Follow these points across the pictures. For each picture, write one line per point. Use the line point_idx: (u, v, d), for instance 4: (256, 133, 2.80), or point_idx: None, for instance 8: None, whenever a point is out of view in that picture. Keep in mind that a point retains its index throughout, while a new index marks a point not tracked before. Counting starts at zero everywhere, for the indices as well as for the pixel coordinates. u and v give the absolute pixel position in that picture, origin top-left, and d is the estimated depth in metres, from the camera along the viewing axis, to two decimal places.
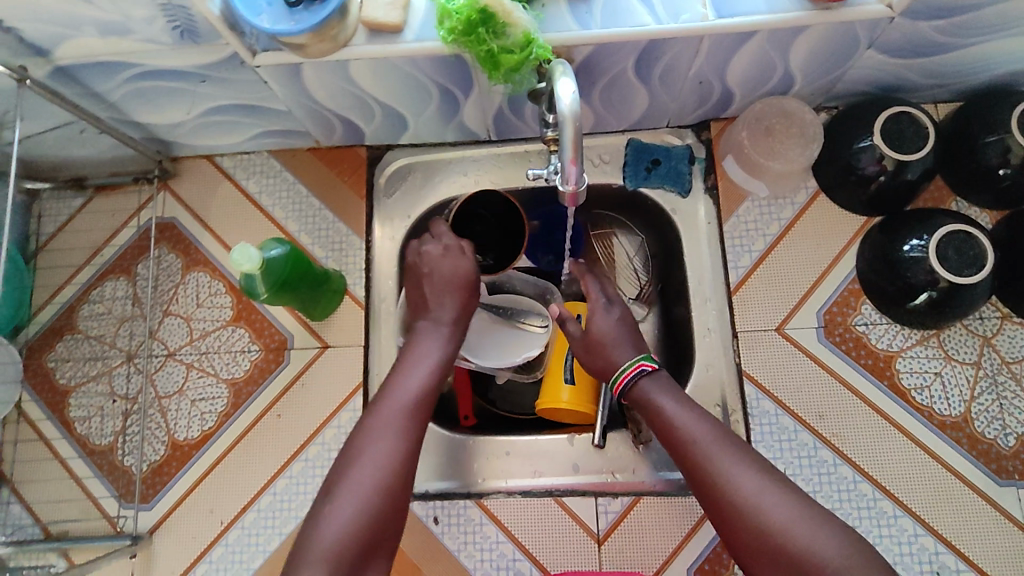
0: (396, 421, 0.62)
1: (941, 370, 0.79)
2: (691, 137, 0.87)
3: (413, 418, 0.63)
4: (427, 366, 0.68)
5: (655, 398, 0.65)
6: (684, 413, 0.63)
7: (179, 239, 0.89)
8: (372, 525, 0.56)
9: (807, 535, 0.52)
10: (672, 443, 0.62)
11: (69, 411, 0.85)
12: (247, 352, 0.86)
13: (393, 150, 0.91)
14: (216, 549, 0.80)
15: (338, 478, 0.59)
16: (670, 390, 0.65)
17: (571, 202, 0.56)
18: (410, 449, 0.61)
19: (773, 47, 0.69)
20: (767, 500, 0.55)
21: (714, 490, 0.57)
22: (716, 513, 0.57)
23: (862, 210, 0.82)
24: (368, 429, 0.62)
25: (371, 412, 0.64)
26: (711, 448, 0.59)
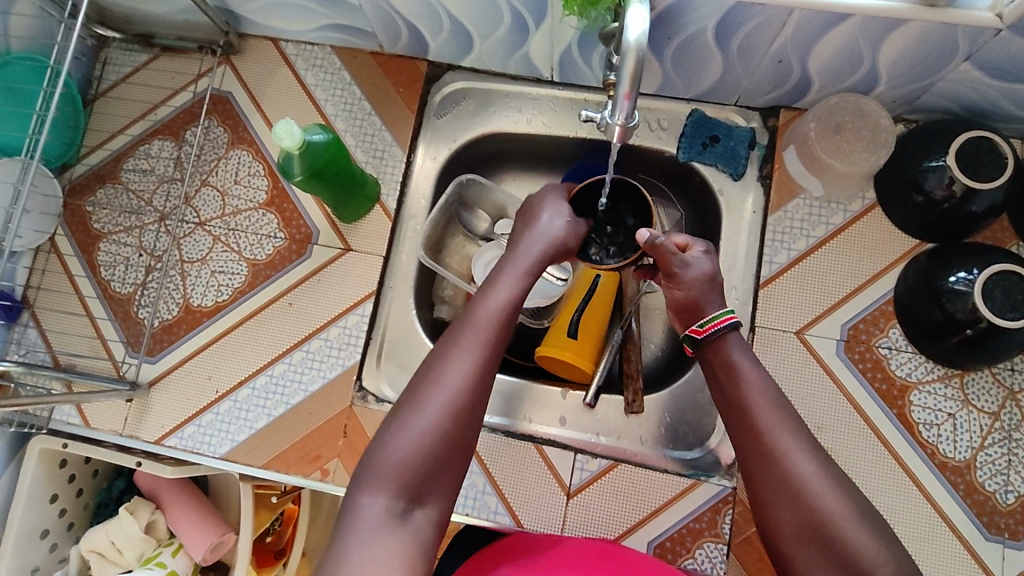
0: (479, 340, 0.57)
1: (956, 412, 0.75)
2: (756, 121, 0.84)
3: (496, 337, 0.58)
4: (512, 287, 0.62)
5: (734, 356, 0.63)
6: (754, 373, 0.61)
7: (229, 114, 0.90)
8: (440, 451, 0.53)
9: (854, 529, 0.52)
10: (734, 405, 0.60)
11: (97, 254, 0.88)
12: (272, 237, 0.87)
13: (454, 71, 0.90)
14: (206, 415, 0.84)
15: (410, 401, 0.55)
16: (746, 352, 0.63)
17: (619, 138, 0.56)
18: (489, 371, 0.56)
19: (864, 37, 0.66)
20: (823, 485, 0.54)
21: (769, 458, 0.56)
22: (767, 482, 0.56)
23: (915, 232, 0.78)
24: (448, 343, 0.57)
25: (453, 328, 0.59)
26: (776, 420, 0.58)
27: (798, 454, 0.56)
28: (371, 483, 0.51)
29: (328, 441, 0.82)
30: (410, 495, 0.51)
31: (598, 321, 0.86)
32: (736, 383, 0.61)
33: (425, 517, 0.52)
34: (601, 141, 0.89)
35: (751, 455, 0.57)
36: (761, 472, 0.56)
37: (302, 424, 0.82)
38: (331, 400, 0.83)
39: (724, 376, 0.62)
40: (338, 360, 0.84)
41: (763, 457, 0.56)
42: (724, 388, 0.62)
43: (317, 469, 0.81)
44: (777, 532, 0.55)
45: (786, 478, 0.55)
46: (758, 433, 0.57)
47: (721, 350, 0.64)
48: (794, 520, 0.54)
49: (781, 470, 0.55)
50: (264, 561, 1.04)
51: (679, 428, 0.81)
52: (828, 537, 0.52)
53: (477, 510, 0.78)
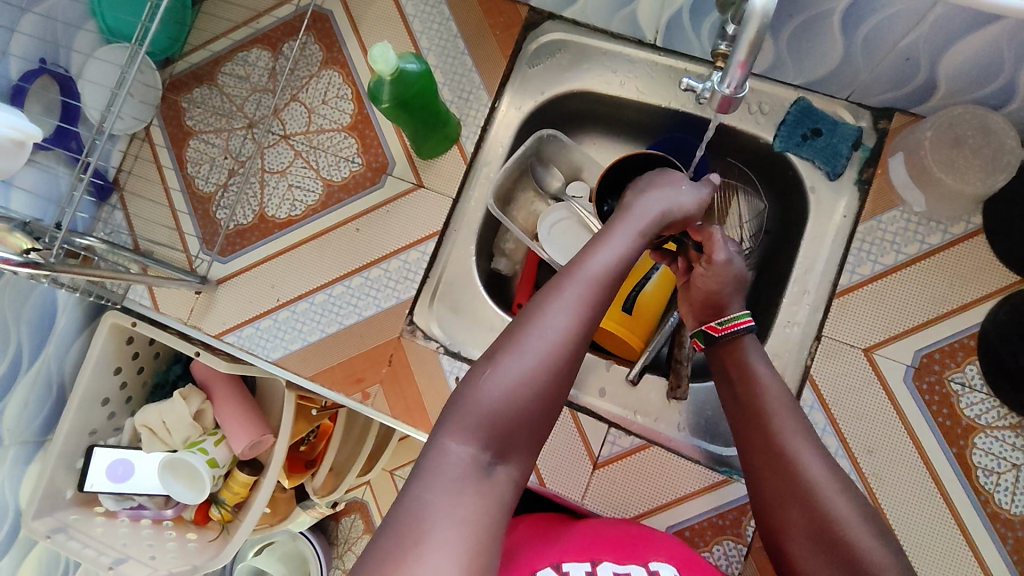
0: (583, 295, 0.55)
1: (1021, 464, 0.71)
2: (866, 120, 0.78)
3: (601, 298, 0.56)
4: (620, 248, 0.60)
5: (751, 359, 0.63)
6: (769, 378, 0.61)
7: (327, 33, 0.91)
8: (531, 407, 0.52)
9: (863, 532, 0.51)
10: (745, 403, 0.61)
11: (186, 150, 0.92)
12: (350, 161, 0.88)
13: (553, 21, 0.87)
14: (265, 320, 0.87)
15: (506, 346, 0.53)
16: (763, 355, 0.64)
17: (722, 105, 0.54)
18: (587, 332, 0.55)
19: (1011, 44, 0.60)
20: (832, 488, 0.54)
21: (776, 458, 0.56)
22: (774, 482, 0.55)
23: (1020, 268, 0.72)
24: (549, 296, 0.55)
25: (558, 279, 0.57)
26: (788, 423, 0.58)
27: (807, 457, 0.55)
28: (456, 427, 0.50)
29: (373, 366, 0.84)
30: (502, 445, 0.50)
31: (658, 303, 0.85)
32: (750, 385, 0.61)
33: (509, 471, 0.50)
34: (701, 117, 0.84)
35: (759, 455, 0.57)
36: (766, 473, 0.56)
37: (352, 346, 0.85)
38: (380, 328, 0.85)
39: (738, 378, 0.63)
40: (394, 291, 0.85)
41: (772, 456, 0.56)
42: (737, 388, 0.62)
43: (358, 391, 0.84)
44: (784, 535, 0.54)
45: (793, 478, 0.54)
46: (769, 435, 0.57)
47: (734, 350, 0.65)
48: (800, 522, 0.53)
49: (789, 469, 0.55)
50: (296, 467, 1.13)
51: (719, 422, 0.79)
52: (835, 540, 0.51)
53: None
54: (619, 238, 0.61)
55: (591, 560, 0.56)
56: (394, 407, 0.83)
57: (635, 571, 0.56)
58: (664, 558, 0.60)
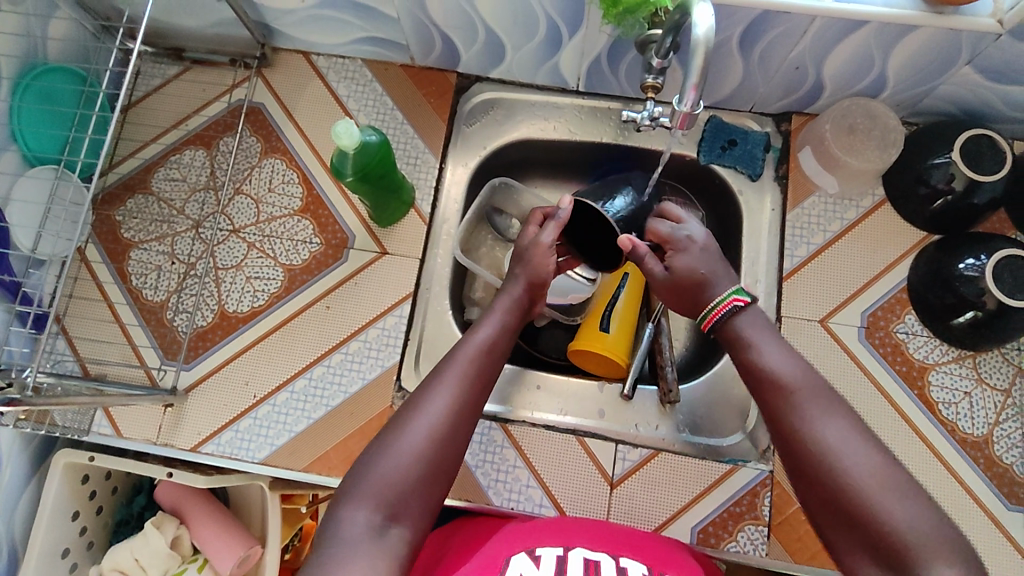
0: (466, 370, 0.60)
1: (971, 390, 0.80)
2: (770, 126, 0.90)
3: (483, 372, 0.61)
4: (497, 325, 0.66)
5: (747, 333, 0.60)
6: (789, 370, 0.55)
7: (262, 124, 0.92)
8: (420, 472, 0.54)
9: (890, 501, 0.47)
10: (751, 379, 0.57)
11: (127, 263, 0.88)
12: (308, 243, 0.88)
13: (482, 82, 0.94)
14: (244, 420, 0.83)
15: (395, 424, 0.56)
16: (764, 328, 0.60)
17: (682, 126, 0.57)
18: (471, 404, 0.58)
19: (878, 43, 0.73)
20: (851, 453, 0.50)
21: (811, 456, 0.51)
22: (794, 459, 0.52)
23: (923, 225, 0.84)
24: (436, 373, 0.60)
25: (445, 358, 0.61)
26: (796, 395, 0.53)
27: (820, 426, 0.51)
28: (352, 498, 0.52)
29: (370, 442, 0.82)
30: (388, 512, 0.52)
31: (631, 313, 0.88)
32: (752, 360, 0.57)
33: (400, 535, 0.52)
34: (654, 149, 0.92)
35: (777, 433, 0.54)
36: (804, 475, 0.51)
37: (344, 425, 0.83)
38: (371, 401, 0.83)
39: (738, 356, 0.59)
40: (377, 361, 0.85)
41: (785, 430, 0.53)
42: (754, 385, 0.57)
43: None
44: (811, 510, 0.51)
45: (809, 454, 0.51)
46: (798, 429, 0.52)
47: (736, 339, 0.60)
48: (821, 499, 0.50)
49: (805, 445, 0.51)
50: None
51: (714, 416, 0.84)
52: (856, 510, 0.48)
53: (522, 504, 0.79)
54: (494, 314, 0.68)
55: (564, 545, 0.56)
56: None
57: (601, 561, 0.54)
58: (635, 555, 0.57)
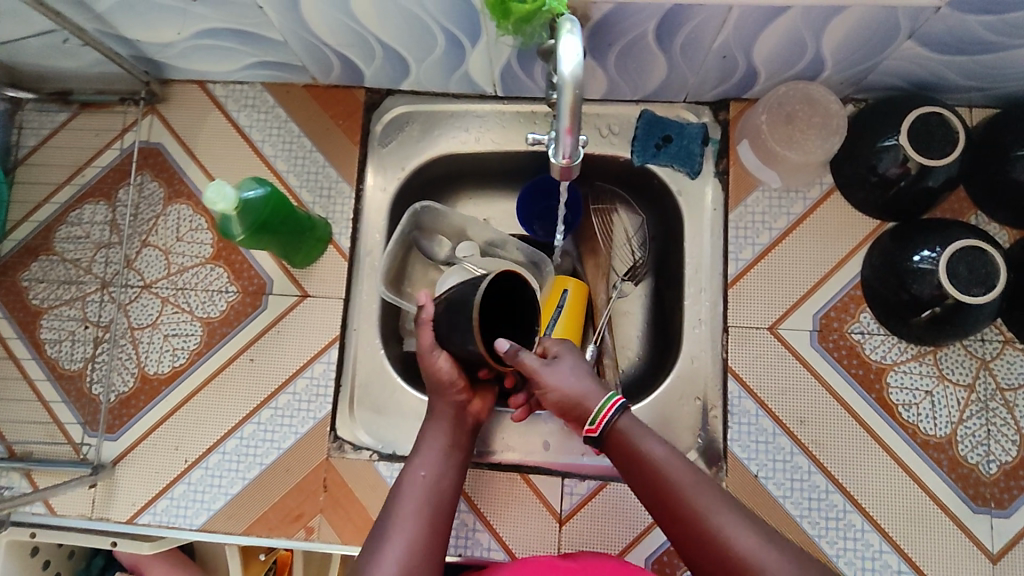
0: (417, 513, 0.62)
1: (932, 389, 0.75)
2: (708, 116, 0.83)
3: (434, 512, 0.64)
4: (441, 454, 0.68)
5: (640, 440, 0.60)
6: (664, 456, 0.59)
7: (162, 167, 0.86)
8: None
9: None
10: (652, 488, 0.58)
11: (39, 332, 0.84)
12: (224, 292, 0.83)
13: (394, 95, 0.87)
14: (178, 486, 0.80)
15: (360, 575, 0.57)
16: (645, 428, 0.61)
17: (564, 177, 0.52)
18: (430, 545, 0.61)
19: (806, 27, 0.65)
20: (768, 553, 0.52)
21: (723, 561, 0.52)
22: (714, 568, 0.53)
23: (876, 213, 0.78)
24: (390, 517, 0.62)
25: (393, 502, 0.64)
26: (701, 500, 0.55)
27: (733, 530, 0.53)
28: None
29: (309, 498, 0.79)
30: None
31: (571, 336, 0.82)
32: (648, 467, 0.58)
33: None
34: None
35: (692, 545, 0.55)
36: (716, 575, 0.53)
37: (280, 483, 0.79)
38: (305, 456, 0.80)
39: (635, 465, 0.59)
40: (309, 413, 0.81)
41: (698, 540, 0.54)
42: (654, 496, 0.58)
43: (301, 528, 0.78)
44: None
45: (729, 559, 0.52)
46: (709, 540, 0.53)
47: (627, 442, 0.60)
48: None
49: (723, 552, 0.53)
50: None
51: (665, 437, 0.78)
52: None
53: (470, 550, 0.76)
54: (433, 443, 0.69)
55: None
56: (343, 533, 0.78)
57: None
58: None
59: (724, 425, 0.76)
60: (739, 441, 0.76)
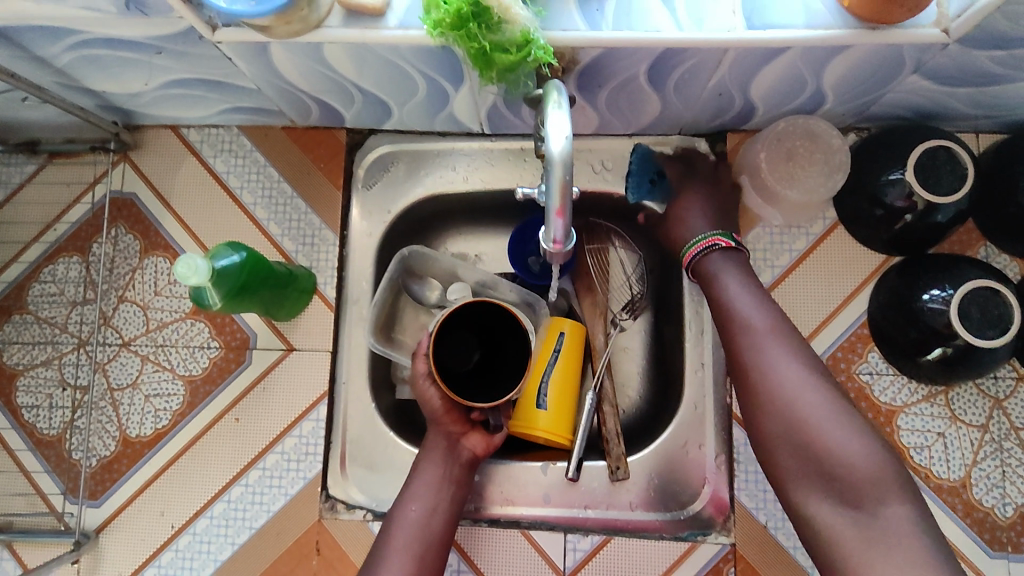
0: (408, 548, 0.67)
1: (945, 431, 0.72)
2: (704, 149, 0.79)
3: (425, 547, 0.68)
4: (435, 487, 0.70)
5: (721, 274, 0.69)
6: (736, 294, 0.67)
7: (137, 219, 0.82)
8: None
9: (839, 435, 0.57)
10: (726, 320, 0.66)
11: (15, 397, 0.80)
12: (206, 348, 0.80)
13: (377, 135, 0.83)
14: (165, 553, 0.77)
15: None
16: (735, 273, 0.69)
17: (558, 256, 0.49)
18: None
19: (806, 65, 0.62)
20: (803, 388, 0.59)
21: (767, 389, 0.61)
22: (754, 389, 0.62)
23: (881, 248, 0.75)
24: (382, 550, 0.67)
25: (385, 534, 0.68)
26: (761, 337, 0.63)
27: (776, 359, 0.62)
28: None
29: (301, 562, 0.76)
30: None
31: (570, 383, 0.76)
32: (721, 303, 0.67)
33: None
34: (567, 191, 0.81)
35: (746, 375, 0.63)
36: (768, 400, 0.60)
37: (271, 547, 0.76)
38: (297, 518, 0.77)
39: (713, 294, 0.68)
40: (299, 473, 0.77)
41: (751, 371, 0.62)
42: (731, 342, 0.65)
43: None
44: (763, 430, 0.60)
45: (768, 389, 0.61)
46: (753, 366, 0.62)
47: (709, 275, 0.70)
48: (779, 427, 0.59)
49: (768, 384, 0.61)
50: None
51: (671, 486, 0.75)
52: (806, 445, 0.57)
53: None
54: (427, 474, 0.71)
55: None
56: None
57: None
58: None
59: (731, 474, 0.75)
60: (746, 490, 0.74)
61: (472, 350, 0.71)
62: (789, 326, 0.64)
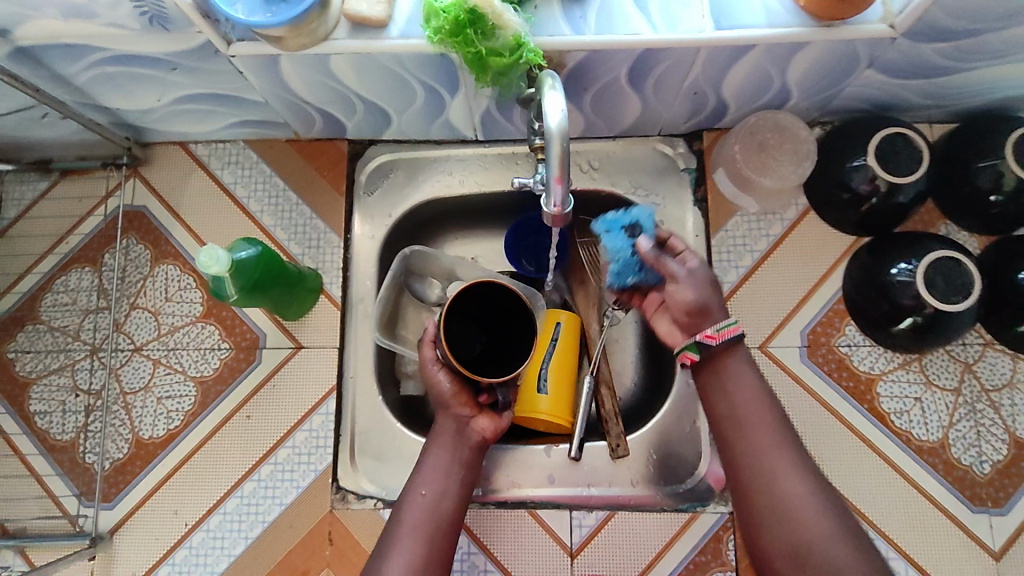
0: (419, 528, 0.67)
1: (921, 396, 0.77)
2: (682, 147, 0.85)
3: (435, 527, 0.68)
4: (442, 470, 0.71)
5: (730, 368, 0.63)
6: (740, 387, 0.62)
7: (148, 230, 0.86)
8: None
9: (834, 547, 0.54)
10: (728, 423, 0.61)
11: (28, 405, 0.82)
12: (216, 350, 0.83)
13: (376, 145, 0.88)
14: (180, 551, 0.78)
15: None
16: (747, 363, 0.63)
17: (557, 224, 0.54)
18: (432, 558, 0.66)
19: (771, 62, 0.68)
20: (808, 509, 0.56)
21: (772, 498, 0.57)
22: (752, 500, 0.58)
23: (851, 230, 0.81)
24: (392, 534, 0.67)
25: (395, 519, 0.68)
26: (763, 445, 0.59)
27: (783, 475, 0.58)
28: None
29: (315, 553, 0.78)
30: None
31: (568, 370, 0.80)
32: (726, 402, 0.62)
33: None
34: None
35: (747, 482, 0.58)
36: (766, 512, 0.57)
37: (285, 539, 0.78)
38: (309, 510, 0.79)
39: (717, 392, 0.62)
40: (310, 466, 0.80)
41: (749, 503, 0.58)
42: (728, 445, 0.61)
43: None
44: (761, 541, 0.57)
45: (773, 497, 0.57)
46: (759, 487, 0.58)
47: (717, 374, 0.63)
48: (780, 543, 0.56)
49: (769, 491, 0.57)
50: None
51: (669, 460, 0.79)
52: (807, 560, 0.54)
53: None
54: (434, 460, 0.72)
55: None
56: None
57: None
58: None
59: None
60: None
61: (475, 341, 0.70)
62: (784, 421, 0.61)
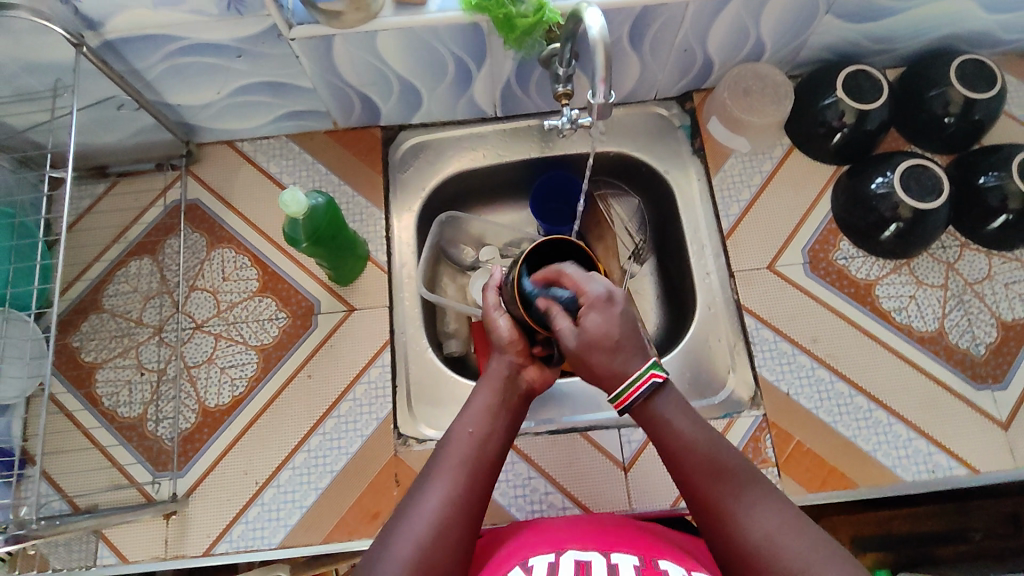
0: (456, 465, 0.57)
1: (915, 293, 0.87)
2: (676, 108, 0.98)
3: (476, 467, 0.57)
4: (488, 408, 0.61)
5: (663, 418, 0.56)
6: (690, 433, 0.55)
7: (202, 219, 0.94)
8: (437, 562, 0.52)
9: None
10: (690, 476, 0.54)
11: (95, 385, 0.87)
12: (274, 319, 0.89)
13: (406, 130, 0.98)
14: (252, 509, 0.82)
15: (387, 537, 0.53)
16: (679, 408, 0.56)
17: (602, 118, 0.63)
18: (473, 492, 0.56)
19: (747, 13, 0.81)
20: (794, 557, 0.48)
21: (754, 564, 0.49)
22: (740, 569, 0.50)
23: (831, 161, 0.93)
24: (425, 475, 0.57)
25: (433, 458, 0.59)
26: (728, 495, 0.52)
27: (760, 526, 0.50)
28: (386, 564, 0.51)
29: (383, 495, 0.82)
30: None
31: None
32: (674, 453, 0.55)
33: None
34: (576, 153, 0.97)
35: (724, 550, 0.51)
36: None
37: (353, 486, 0.82)
38: (374, 456, 0.83)
39: (666, 449, 0.56)
40: (371, 415, 0.85)
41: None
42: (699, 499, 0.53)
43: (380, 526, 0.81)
44: None
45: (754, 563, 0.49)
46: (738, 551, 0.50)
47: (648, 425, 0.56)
48: None
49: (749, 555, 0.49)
50: None
51: (701, 375, 0.87)
52: None
53: (547, 512, 0.81)
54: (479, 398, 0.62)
55: (555, 549, 0.54)
56: None
57: (593, 560, 0.52)
58: (628, 547, 0.55)
59: (750, 355, 0.86)
60: (766, 366, 0.85)
61: None
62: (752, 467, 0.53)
